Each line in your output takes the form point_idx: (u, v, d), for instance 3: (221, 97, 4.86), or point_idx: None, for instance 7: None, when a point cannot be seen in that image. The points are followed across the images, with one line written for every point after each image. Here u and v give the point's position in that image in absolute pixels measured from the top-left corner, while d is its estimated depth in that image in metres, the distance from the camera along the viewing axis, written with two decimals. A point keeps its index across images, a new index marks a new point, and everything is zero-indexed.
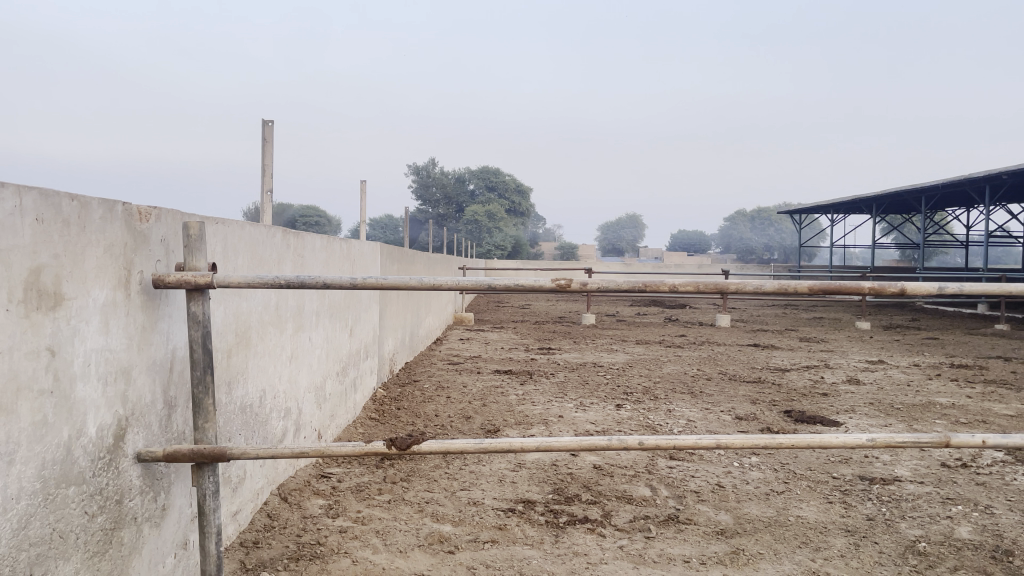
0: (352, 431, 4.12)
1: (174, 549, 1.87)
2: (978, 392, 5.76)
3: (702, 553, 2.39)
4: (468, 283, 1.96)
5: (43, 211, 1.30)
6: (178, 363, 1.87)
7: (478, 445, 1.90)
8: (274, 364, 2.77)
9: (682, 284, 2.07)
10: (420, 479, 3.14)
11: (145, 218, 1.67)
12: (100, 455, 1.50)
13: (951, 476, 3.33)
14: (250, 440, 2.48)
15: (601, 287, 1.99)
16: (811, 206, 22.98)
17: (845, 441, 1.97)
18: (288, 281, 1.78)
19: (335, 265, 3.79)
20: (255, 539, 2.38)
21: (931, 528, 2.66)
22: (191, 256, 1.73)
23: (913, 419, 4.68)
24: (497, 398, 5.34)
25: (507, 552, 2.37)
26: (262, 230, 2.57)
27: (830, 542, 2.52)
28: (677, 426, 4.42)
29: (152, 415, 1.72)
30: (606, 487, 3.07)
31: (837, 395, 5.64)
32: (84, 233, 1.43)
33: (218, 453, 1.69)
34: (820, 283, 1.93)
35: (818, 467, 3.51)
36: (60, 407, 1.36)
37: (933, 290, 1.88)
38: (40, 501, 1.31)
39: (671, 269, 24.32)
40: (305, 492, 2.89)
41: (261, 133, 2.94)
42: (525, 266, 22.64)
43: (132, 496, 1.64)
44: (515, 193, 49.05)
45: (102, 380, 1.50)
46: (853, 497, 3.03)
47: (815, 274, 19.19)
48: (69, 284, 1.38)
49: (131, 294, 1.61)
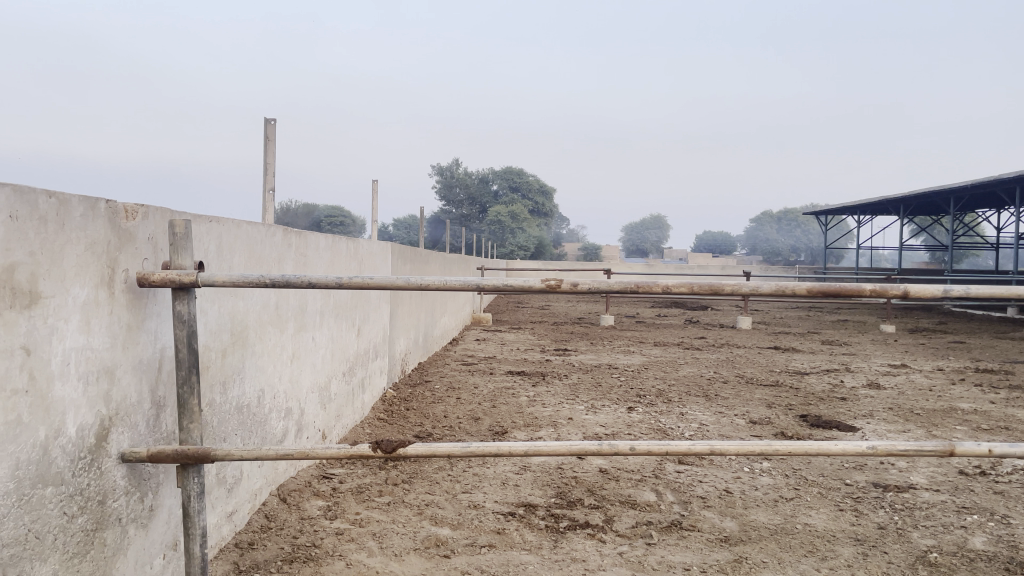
0: (358, 431, 4.10)
1: (163, 550, 1.86)
2: (1003, 397, 5.59)
3: (703, 561, 2.33)
4: (457, 283, 1.91)
5: (18, 208, 1.29)
6: (166, 363, 1.85)
7: (465, 449, 1.85)
8: (274, 364, 2.76)
9: (675, 285, 2.00)
10: (422, 481, 3.11)
11: (131, 216, 1.66)
12: (81, 455, 1.49)
13: (969, 484, 3.21)
14: (247, 440, 2.47)
15: (594, 288, 1.93)
16: (835, 207, 22.54)
17: (846, 448, 1.89)
18: (272, 280, 1.75)
19: (340, 265, 3.77)
20: (250, 540, 2.36)
21: (944, 538, 2.56)
22: (177, 255, 1.71)
23: (933, 425, 4.54)
24: (507, 400, 5.29)
25: (504, 556, 2.33)
26: (260, 229, 2.56)
27: (837, 551, 2.43)
28: (689, 430, 4.34)
29: (139, 415, 1.71)
30: (610, 492, 3.01)
31: (857, 399, 5.49)
32: (63, 230, 1.42)
33: (203, 454, 1.67)
34: (819, 285, 1.86)
35: (831, 473, 3.41)
36: (37, 407, 1.35)
37: (939, 292, 1.79)
38: (14, 502, 1.29)
39: (694, 270, 24.10)
40: (305, 493, 2.88)
41: (263, 132, 2.93)
42: (547, 267, 22.70)
43: (116, 497, 1.62)
44: (539, 194, 49.18)
45: (83, 379, 1.49)
46: (865, 504, 2.93)
47: (840, 275, 18.78)
48: (46, 282, 1.37)
49: (116, 293, 1.60)
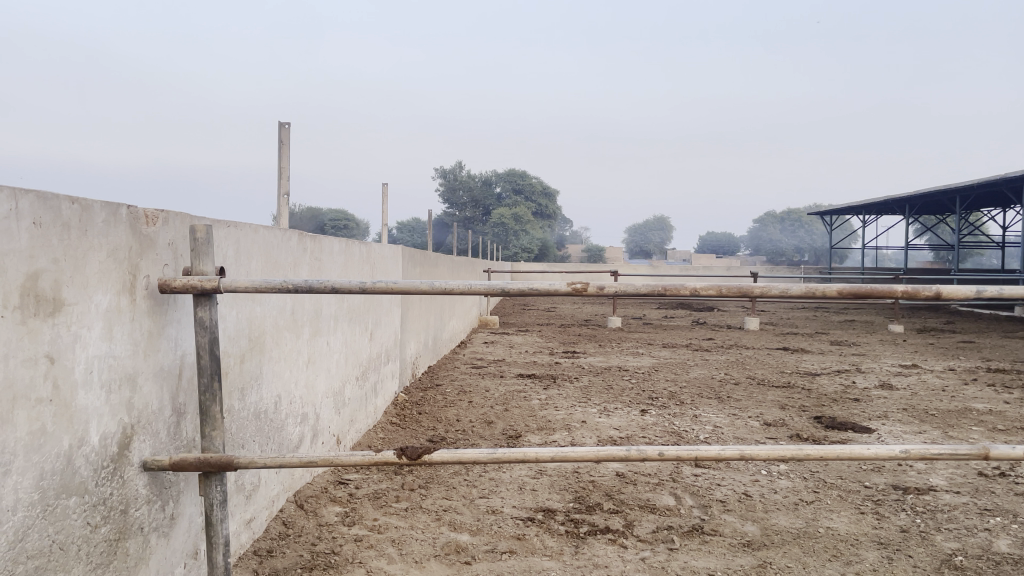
0: (372, 435, 4.08)
1: (183, 560, 1.84)
2: (1017, 397, 5.53)
3: (727, 566, 2.29)
4: (481, 287, 1.89)
5: (41, 215, 1.27)
6: (187, 369, 1.83)
7: (490, 455, 1.83)
8: (290, 370, 2.74)
9: (704, 287, 1.95)
10: (439, 486, 3.08)
11: (151, 222, 1.64)
12: (104, 464, 1.47)
13: (989, 486, 3.17)
14: (264, 446, 2.45)
15: (619, 290, 1.91)
16: (841, 207, 22.44)
17: (877, 452, 1.86)
18: (295, 285, 1.74)
19: (354, 268, 3.76)
20: (269, 548, 2.34)
21: (969, 541, 2.51)
22: (198, 260, 1.70)
23: (949, 426, 4.49)
24: (518, 403, 5.26)
25: (526, 563, 2.30)
26: (277, 233, 2.55)
27: (862, 555, 2.39)
28: (703, 433, 4.30)
29: (160, 423, 1.69)
30: (629, 496, 2.97)
31: (869, 400, 5.44)
32: (85, 237, 1.40)
33: (226, 462, 1.65)
34: (850, 287, 1.83)
35: (849, 475, 3.37)
36: (60, 417, 1.33)
37: (971, 293, 1.75)
38: (38, 513, 1.27)
39: (700, 271, 24.03)
40: (321, 499, 2.86)
41: (277, 135, 2.91)
42: (552, 269, 22.67)
43: (138, 505, 1.60)
44: (542, 196, 49.20)
45: (105, 388, 1.47)
46: (886, 507, 2.89)
47: (848, 275, 18.67)
48: (69, 290, 1.35)
49: (137, 300, 1.58)
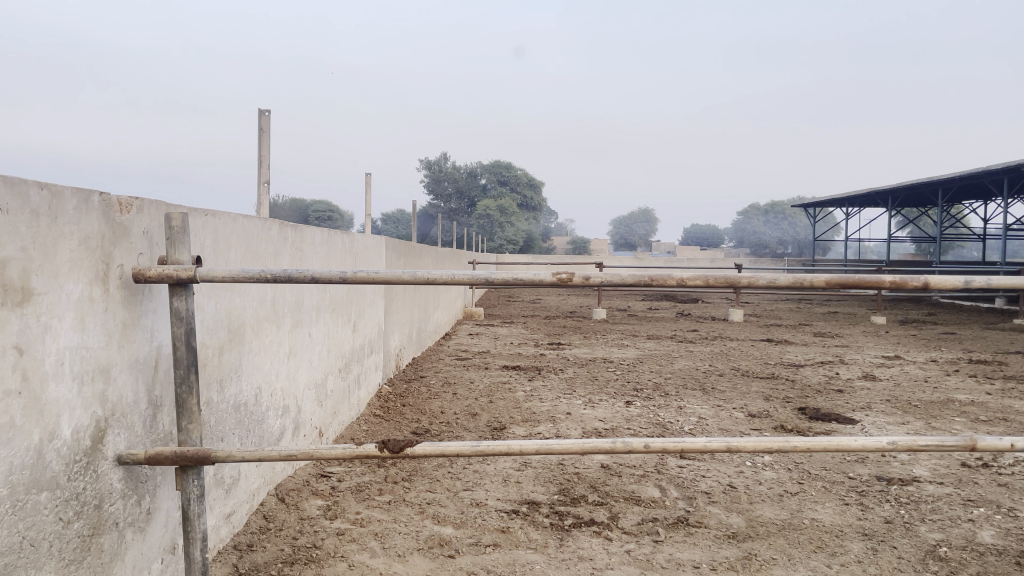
0: (355, 428, 4.05)
1: (161, 555, 1.80)
2: (998, 388, 5.60)
3: (712, 558, 2.29)
4: (464, 277, 1.85)
5: (8, 201, 1.22)
6: (163, 361, 1.79)
7: (474, 448, 1.81)
8: (271, 362, 2.70)
9: (691, 278, 1.94)
10: (422, 479, 3.06)
11: (125, 210, 1.60)
12: (76, 458, 1.43)
13: (972, 476, 3.21)
14: (244, 439, 2.41)
15: (606, 281, 1.88)
16: (824, 199, 22.65)
17: (865, 444, 1.85)
18: (274, 275, 1.69)
19: (336, 258, 3.70)
20: (249, 542, 2.31)
21: (952, 532, 2.54)
22: (174, 249, 1.66)
23: (931, 417, 4.54)
24: (503, 395, 5.24)
25: (510, 556, 2.29)
26: (256, 223, 2.49)
27: (847, 546, 2.41)
28: (688, 424, 4.31)
29: (135, 415, 1.65)
30: (614, 488, 2.97)
31: (853, 391, 5.49)
32: (55, 224, 1.36)
33: (202, 456, 1.61)
34: (838, 277, 1.82)
35: (833, 466, 3.39)
36: (30, 409, 1.28)
37: (959, 284, 1.75)
38: (8, 508, 1.23)
39: (683, 263, 24.19)
40: (303, 492, 2.82)
41: (256, 123, 2.85)
42: (538, 261, 22.76)
43: (112, 500, 1.56)
44: (528, 187, 49.18)
45: (78, 379, 1.43)
46: (871, 498, 2.91)
47: (830, 267, 18.84)
48: (39, 279, 1.30)
49: (110, 289, 1.53)
